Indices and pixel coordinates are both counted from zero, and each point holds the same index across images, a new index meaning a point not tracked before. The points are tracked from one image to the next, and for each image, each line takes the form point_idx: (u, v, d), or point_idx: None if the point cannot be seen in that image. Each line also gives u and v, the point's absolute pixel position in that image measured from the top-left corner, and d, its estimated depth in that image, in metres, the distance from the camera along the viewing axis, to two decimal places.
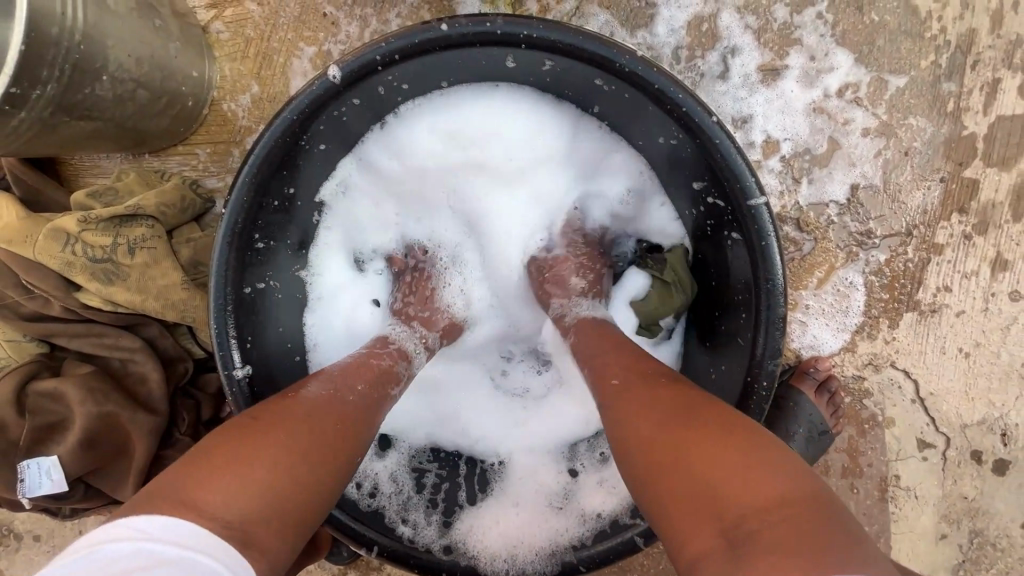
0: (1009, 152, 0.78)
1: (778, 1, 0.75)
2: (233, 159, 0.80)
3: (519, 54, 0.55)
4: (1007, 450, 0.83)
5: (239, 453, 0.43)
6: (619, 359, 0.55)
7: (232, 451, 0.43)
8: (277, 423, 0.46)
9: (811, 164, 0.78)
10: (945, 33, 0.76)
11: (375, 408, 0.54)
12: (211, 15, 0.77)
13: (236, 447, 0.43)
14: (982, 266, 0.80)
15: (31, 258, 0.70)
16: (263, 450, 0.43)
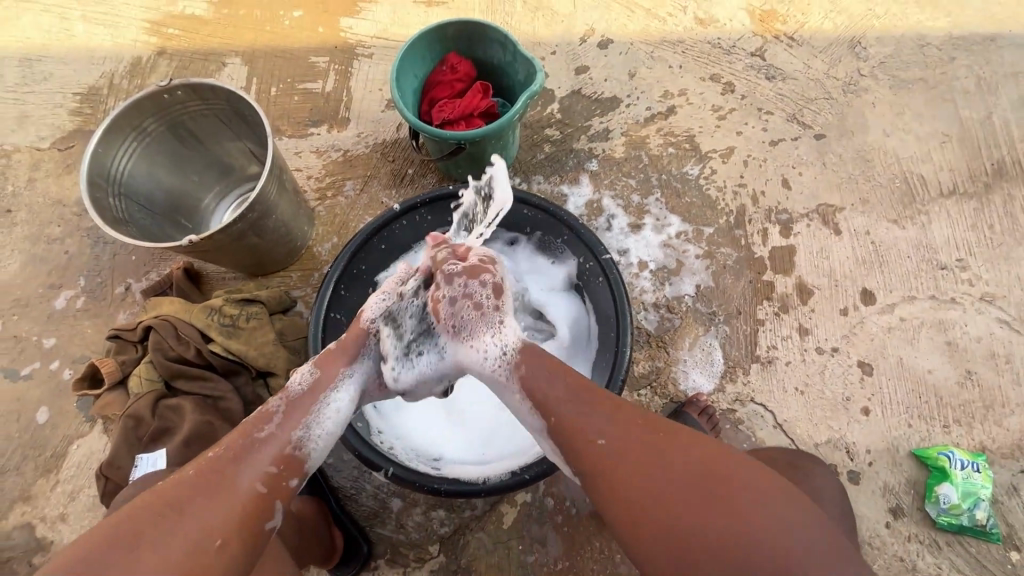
0: (786, 265, 1.30)
1: (634, 192, 1.36)
2: (314, 278, 1.30)
3: (486, 200, 1.11)
4: (854, 463, 1.13)
5: (138, 547, 0.60)
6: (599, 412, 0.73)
7: (111, 562, 0.59)
8: (181, 517, 0.63)
9: (669, 273, 1.29)
10: (729, 206, 1.35)
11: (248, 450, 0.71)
12: (318, 203, 1.36)
13: (126, 543, 0.61)
14: (793, 332, 1.23)
15: (184, 319, 1.11)
16: (152, 549, 0.61)
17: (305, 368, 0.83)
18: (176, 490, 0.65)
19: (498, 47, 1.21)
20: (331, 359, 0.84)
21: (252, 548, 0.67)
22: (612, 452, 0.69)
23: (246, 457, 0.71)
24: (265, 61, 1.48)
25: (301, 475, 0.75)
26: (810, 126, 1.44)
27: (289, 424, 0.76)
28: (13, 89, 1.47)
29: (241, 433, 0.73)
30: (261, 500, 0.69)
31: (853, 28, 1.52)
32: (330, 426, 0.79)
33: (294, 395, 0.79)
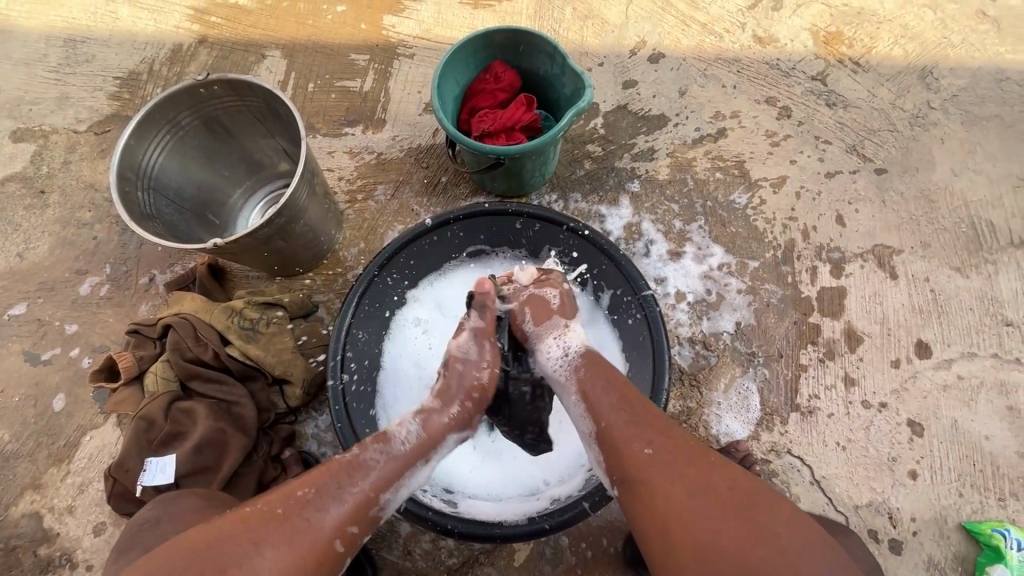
0: (834, 308, 1.21)
1: (676, 218, 1.29)
2: (337, 283, 1.26)
3: (522, 220, 1.06)
4: (896, 531, 1.07)
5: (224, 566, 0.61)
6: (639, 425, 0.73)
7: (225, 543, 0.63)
8: (302, 513, 0.68)
9: (708, 307, 1.21)
10: (777, 240, 1.27)
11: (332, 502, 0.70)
12: (347, 205, 1.32)
13: (240, 534, 0.64)
14: (837, 381, 1.16)
15: (204, 319, 1.09)
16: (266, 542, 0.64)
17: (401, 386, 0.87)
18: (289, 493, 0.69)
19: (545, 58, 1.15)
20: (425, 381, 0.89)
21: (355, 547, 0.71)
22: (652, 458, 0.68)
23: (333, 496, 0.70)
24: (305, 56, 1.44)
25: (397, 489, 0.77)
26: (870, 159, 1.34)
27: (388, 437, 0.80)
28: (55, 69, 1.47)
29: (352, 446, 0.78)
30: (368, 506, 0.73)
31: (925, 56, 1.42)
32: (420, 441, 0.83)
33: (394, 411, 0.83)
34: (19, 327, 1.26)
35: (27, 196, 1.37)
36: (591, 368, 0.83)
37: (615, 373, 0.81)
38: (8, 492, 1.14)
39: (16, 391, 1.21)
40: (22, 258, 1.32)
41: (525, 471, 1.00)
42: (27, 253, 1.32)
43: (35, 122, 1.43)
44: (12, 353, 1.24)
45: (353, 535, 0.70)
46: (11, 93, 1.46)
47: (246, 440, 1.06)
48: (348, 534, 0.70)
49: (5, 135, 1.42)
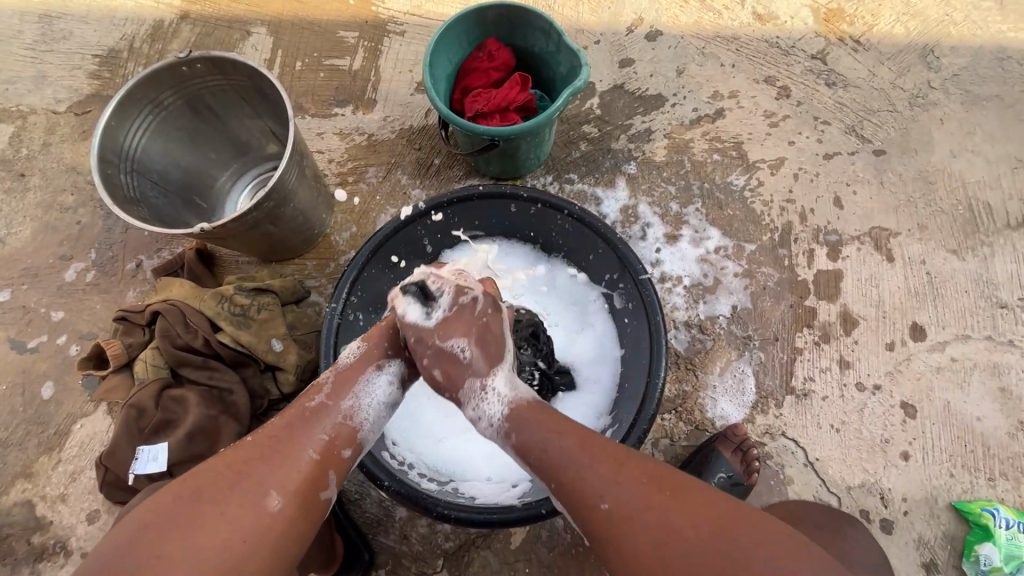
0: (830, 291, 1.21)
1: (672, 200, 1.27)
2: (329, 268, 1.24)
3: (518, 204, 1.04)
4: (887, 511, 1.08)
5: (184, 520, 0.60)
6: (582, 443, 0.70)
7: (172, 514, 0.61)
8: (245, 479, 0.64)
9: (704, 291, 1.21)
10: (775, 222, 1.26)
11: (302, 431, 0.71)
12: (338, 188, 1.29)
13: (188, 498, 0.62)
14: (833, 364, 1.16)
15: (193, 306, 1.06)
16: (198, 525, 0.60)
17: (353, 343, 0.84)
18: (234, 459, 0.66)
19: (541, 36, 1.11)
20: (372, 334, 0.84)
21: (313, 513, 0.68)
22: (619, 516, 0.63)
23: (305, 422, 0.72)
24: (291, 33, 1.40)
25: (353, 446, 0.75)
26: (869, 140, 1.33)
27: (341, 392, 0.76)
28: (31, 47, 1.42)
29: (296, 405, 0.74)
30: (319, 468, 0.70)
31: (927, 34, 1.39)
32: (376, 398, 0.79)
33: (344, 368, 0.80)
34: (3, 314, 1.23)
35: (6, 179, 1.33)
36: (523, 424, 0.75)
37: (557, 420, 0.74)
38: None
39: (4, 379, 1.19)
40: (4, 243, 1.28)
41: None
42: (9, 239, 1.29)
43: (11, 103, 1.38)
44: None
45: (336, 452, 0.72)
46: None
47: (238, 427, 1.05)
48: (324, 451, 0.71)
49: None
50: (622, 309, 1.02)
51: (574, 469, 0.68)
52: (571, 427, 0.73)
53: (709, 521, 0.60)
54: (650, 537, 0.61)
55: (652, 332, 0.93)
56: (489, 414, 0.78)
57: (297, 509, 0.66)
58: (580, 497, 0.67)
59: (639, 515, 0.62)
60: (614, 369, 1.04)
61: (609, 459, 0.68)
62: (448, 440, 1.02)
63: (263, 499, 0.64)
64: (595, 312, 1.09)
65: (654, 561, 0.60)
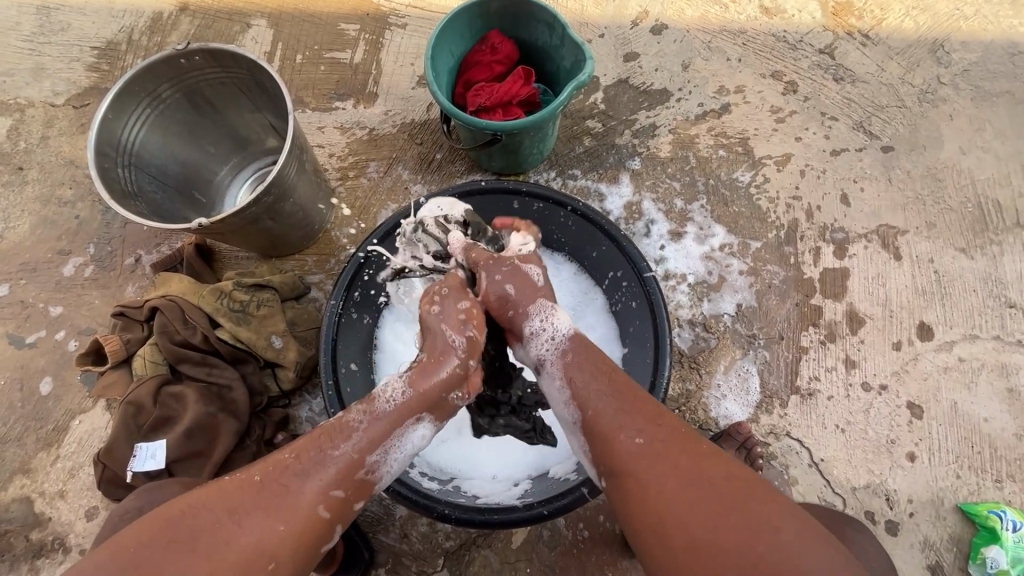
0: (837, 290, 1.19)
1: (677, 197, 1.26)
2: (330, 263, 1.23)
3: (521, 199, 1.02)
4: (893, 512, 1.07)
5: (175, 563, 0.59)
6: (620, 386, 0.73)
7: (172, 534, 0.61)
8: (245, 491, 0.64)
9: (708, 288, 1.19)
10: (781, 220, 1.24)
11: (310, 477, 0.67)
12: (339, 183, 1.28)
13: (189, 516, 0.62)
14: (838, 364, 1.15)
15: (192, 302, 1.05)
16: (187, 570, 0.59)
17: (399, 381, 0.75)
18: (233, 475, 0.66)
19: (544, 28, 1.10)
20: (428, 369, 0.75)
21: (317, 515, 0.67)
22: (645, 458, 0.65)
23: (317, 464, 0.68)
24: (292, 26, 1.38)
25: (364, 500, 0.72)
26: (877, 137, 1.31)
27: (369, 441, 0.71)
28: (29, 39, 1.40)
29: (323, 440, 0.70)
30: (323, 525, 0.67)
31: (937, 28, 1.37)
32: (407, 451, 0.75)
33: (381, 412, 0.73)
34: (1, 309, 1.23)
35: (4, 172, 1.32)
36: (575, 357, 0.77)
37: (605, 363, 0.76)
38: None
39: (2, 374, 1.18)
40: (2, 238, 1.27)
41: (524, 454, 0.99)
42: (7, 233, 1.28)
43: (9, 95, 1.36)
44: None
45: (345, 503, 0.69)
46: None
47: (238, 425, 1.04)
48: (332, 504, 0.68)
49: None
50: (627, 309, 1.01)
51: (608, 407, 0.70)
52: (617, 372, 0.75)
53: (733, 481, 0.62)
54: (667, 480, 0.63)
55: (657, 330, 0.92)
56: (553, 330, 0.79)
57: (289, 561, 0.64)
58: (608, 433, 0.68)
59: (663, 458, 0.64)
60: None
61: (646, 407, 0.70)
62: (449, 440, 1.01)
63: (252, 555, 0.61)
64: (597, 311, 1.07)
65: (670, 500, 0.62)
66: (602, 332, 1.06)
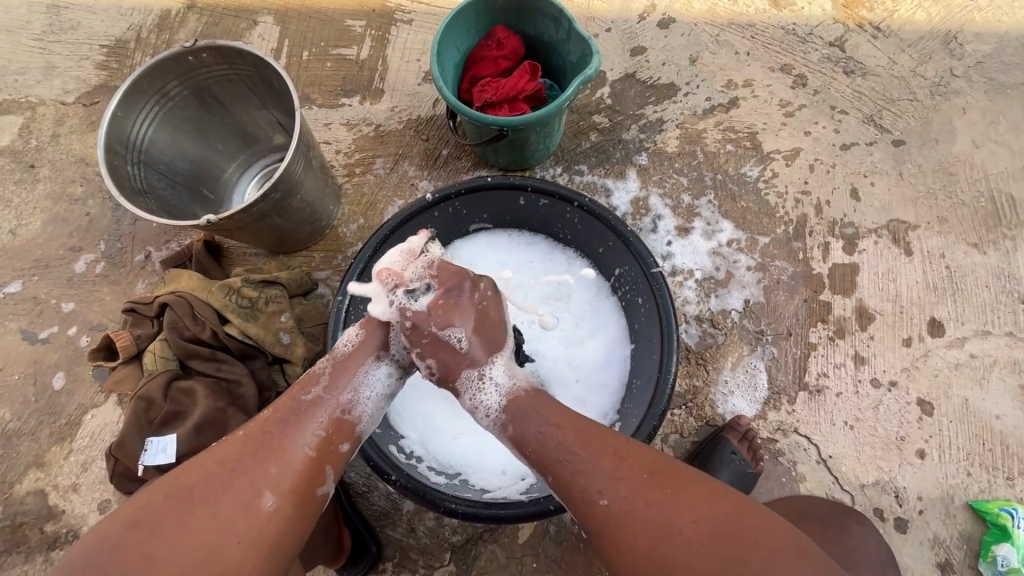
0: (846, 286, 1.18)
1: (684, 192, 1.25)
2: (337, 260, 1.23)
3: (527, 195, 1.02)
4: (902, 510, 1.06)
5: (178, 518, 0.60)
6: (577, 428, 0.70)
7: (164, 516, 0.60)
8: (236, 477, 0.64)
9: (716, 284, 1.18)
10: (789, 215, 1.23)
11: (290, 426, 0.69)
12: (345, 179, 1.28)
13: (182, 499, 0.61)
14: (847, 360, 1.14)
15: (202, 298, 1.06)
16: (192, 522, 0.60)
17: (353, 329, 0.81)
18: (224, 456, 0.65)
19: (551, 23, 1.09)
20: (372, 319, 0.81)
21: (309, 508, 0.67)
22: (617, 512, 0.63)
23: (294, 412, 0.70)
24: (298, 23, 1.38)
25: (352, 439, 0.73)
26: (888, 130, 1.29)
27: (336, 387, 0.74)
28: (40, 38, 1.41)
29: (289, 396, 0.72)
30: (315, 462, 0.68)
31: (950, 20, 1.35)
32: (378, 390, 0.77)
33: (342, 357, 0.78)
34: (15, 305, 1.24)
35: (16, 170, 1.33)
36: (523, 414, 0.73)
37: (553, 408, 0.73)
38: (13, 470, 1.14)
39: (16, 370, 1.20)
40: (15, 235, 1.29)
41: None
42: (20, 230, 1.29)
43: (21, 94, 1.38)
44: (9, 331, 1.23)
45: (334, 446, 0.71)
46: None
47: (247, 420, 1.05)
48: (319, 445, 0.69)
49: None
50: (634, 305, 1.01)
51: (567, 463, 0.67)
52: (567, 415, 0.72)
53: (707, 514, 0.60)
54: (644, 532, 0.61)
55: (664, 326, 0.91)
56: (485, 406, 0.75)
57: (289, 501, 0.65)
58: (575, 489, 0.66)
59: (634, 514, 0.62)
60: (624, 364, 1.03)
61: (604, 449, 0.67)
62: (457, 435, 1.01)
63: (251, 500, 0.63)
64: (604, 307, 1.07)
65: (654, 555, 0.60)
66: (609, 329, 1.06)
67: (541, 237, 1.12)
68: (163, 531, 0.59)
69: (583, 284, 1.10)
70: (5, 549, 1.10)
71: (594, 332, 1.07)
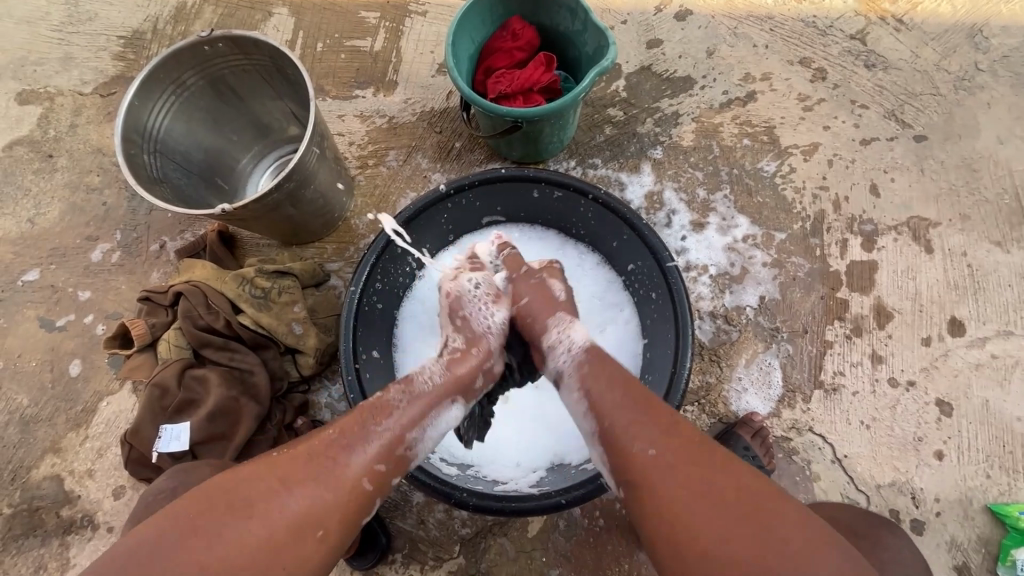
0: (864, 283, 1.16)
1: (699, 186, 1.23)
2: (349, 252, 1.23)
3: (542, 188, 1.01)
4: (919, 511, 1.04)
5: (233, 531, 0.59)
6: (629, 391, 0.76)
7: (223, 528, 0.59)
8: (295, 497, 0.62)
9: (731, 280, 1.17)
10: (807, 211, 1.21)
11: (349, 454, 0.68)
12: (358, 171, 1.28)
13: (242, 511, 0.60)
14: (864, 359, 1.12)
15: (216, 288, 1.07)
16: (244, 537, 0.59)
17: (436, 365, 0.83)
18: (289, 471, 0.64)
19: (567, 14, 1.08)
20: (456, 361, 0.84)
21: (348, 541, 0.66)
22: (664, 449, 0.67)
23: (359, 438, 0.70)
24: (313, 14, 1.38)
25: (401, 474, 0.73)
26: (910, 125, 1.26)
27: (406, 421, 0.74)
28: (58, 29, 1.43)
29: (361, 416, 0.72)
30: (368, 495, 0.68)
31: (975, 12, 1.31)
32: (439, 430, 0.79)
33: (418, 392, 0.78)
34: (33, 293, 1.26)
35: (34, 160, 1.35)
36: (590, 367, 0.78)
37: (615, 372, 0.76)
38: (30, 455, 1.16)
39: (34, 356, 1.22)
40: (33, 224, 1.31)
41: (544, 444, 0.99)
42: (38, 219, 1.31)
43: (39, 84, 1.39)
44: (27, 319, 1.24)
45: (383, 479, 0.70)
46: (15, 53, 1.42)
47: (259, 409, 1.05)
48: (374, 475, 0.69)
49: (11, 97, 1.39)
50: (649, 301, 0.99)
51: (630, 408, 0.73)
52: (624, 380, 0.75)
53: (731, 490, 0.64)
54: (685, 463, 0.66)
55: (679, 321, 0.90)
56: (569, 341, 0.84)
57: (336, 529, 0.64)
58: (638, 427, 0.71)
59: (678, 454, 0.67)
60: (635, 360, 1.02)
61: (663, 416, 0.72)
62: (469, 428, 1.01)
63: (303, 526, 0.62)
64: (617, 303, 1.06)
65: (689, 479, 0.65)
66: (621, 324, 1.05)
67: (554, 230, 1.11)
68: (219, 544, 0.58)
69: (595, 279, 1.09)
70: (22, 533, 1.11)
71: (605, 327, 1.06)
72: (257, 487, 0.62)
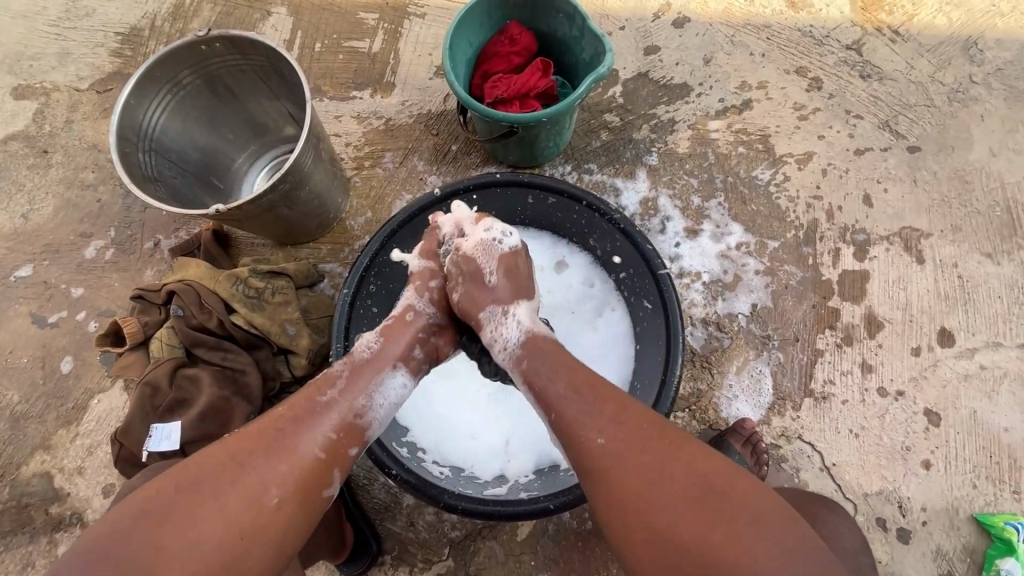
0: (855, 292, 1.17)
1: (694, 193, 1.24)
2: (343, 253, 1.23)
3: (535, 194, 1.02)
4: (905, 520, 1.05)
5: (184, 509, 0.59)
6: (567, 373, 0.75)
7: (175, 508, 0.59)
8: (247, 471, 0.63)
9: (723, 287, 1.18)
10: (800, 219, 1.22)
11: (298, 429, 0.68)
12: (354, 173, 1.28)
13: (190, 489, 0.61)
14: (854, 367, 1.13)
15: (208, 287, 1.06)
16: (196, 516, 0.59)
17: (370, 335, 0.83)
18: (238, 448, 0.65)
19: (564, 20, 1.08)
20: (393, 331, 0.84)
21: (313, 511, 0.67)
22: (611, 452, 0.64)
23: (311, 412, 0.71)
24: (312, 14, 1.38)
25: (359, 444, 0.73)
26: (904, 136, 1.27)
27: (352, 391, 0.75)
28: (55, 23, 1.42)
29: (308, 392, 0.73)
30: (324, 464, 0.68)
31: (971, 25, 1.32)
32: (391, 398, 0.79)
33: (361, 362, 0.79)
34: (25, 289, 1.26)
35: (29, 155, 1.34)
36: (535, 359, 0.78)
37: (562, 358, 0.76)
38: (19, 451, 1.15)
39: (25, 352, 1.21)
40: (27, 219, 1.30)
41: (536, 449, 0.99)
42: (32, 214, 1.31)
43: (35, 79, 1.39)
44: (19, 314, 1.24)
45: (341, 450, 0.71)
46: (11, 47, 1.41)
47: (251, 408, 1.06)
48: (327, 447, 0.69)
49: (6, 92, 1.39)
50: (640, 307, 1.00)
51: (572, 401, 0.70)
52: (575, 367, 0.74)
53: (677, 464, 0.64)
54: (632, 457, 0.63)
55: (669, 328, 0.90)
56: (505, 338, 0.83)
57: (296, 496, 0.65)
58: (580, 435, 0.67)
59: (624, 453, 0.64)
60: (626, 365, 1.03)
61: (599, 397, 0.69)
62: (462, 432, 1.01)
63: (257, 497, 0.62)
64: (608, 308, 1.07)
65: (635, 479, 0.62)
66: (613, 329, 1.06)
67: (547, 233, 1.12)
68: (175, 527, 0.58)
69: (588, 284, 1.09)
70: (11, 529, 1.11)
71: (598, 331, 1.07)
72: (204, 470, 0.62)
